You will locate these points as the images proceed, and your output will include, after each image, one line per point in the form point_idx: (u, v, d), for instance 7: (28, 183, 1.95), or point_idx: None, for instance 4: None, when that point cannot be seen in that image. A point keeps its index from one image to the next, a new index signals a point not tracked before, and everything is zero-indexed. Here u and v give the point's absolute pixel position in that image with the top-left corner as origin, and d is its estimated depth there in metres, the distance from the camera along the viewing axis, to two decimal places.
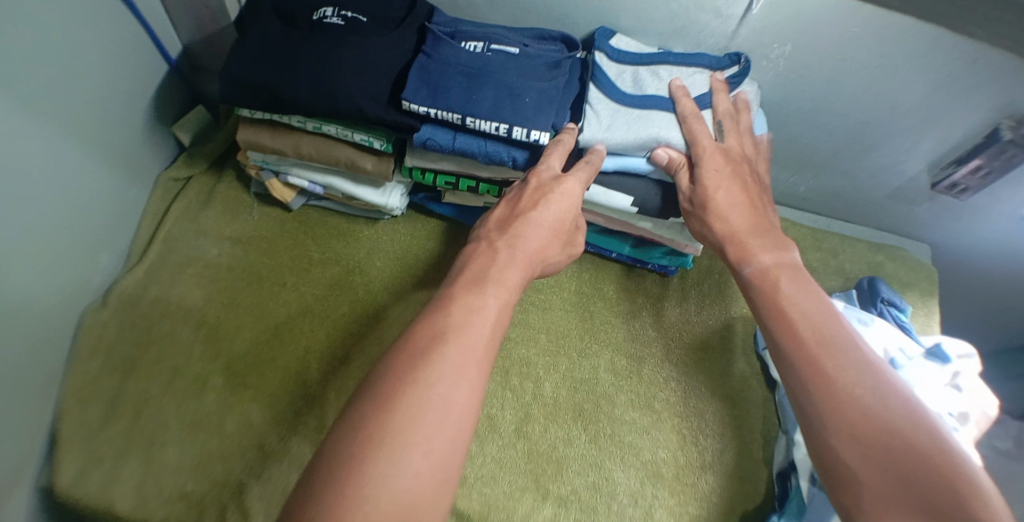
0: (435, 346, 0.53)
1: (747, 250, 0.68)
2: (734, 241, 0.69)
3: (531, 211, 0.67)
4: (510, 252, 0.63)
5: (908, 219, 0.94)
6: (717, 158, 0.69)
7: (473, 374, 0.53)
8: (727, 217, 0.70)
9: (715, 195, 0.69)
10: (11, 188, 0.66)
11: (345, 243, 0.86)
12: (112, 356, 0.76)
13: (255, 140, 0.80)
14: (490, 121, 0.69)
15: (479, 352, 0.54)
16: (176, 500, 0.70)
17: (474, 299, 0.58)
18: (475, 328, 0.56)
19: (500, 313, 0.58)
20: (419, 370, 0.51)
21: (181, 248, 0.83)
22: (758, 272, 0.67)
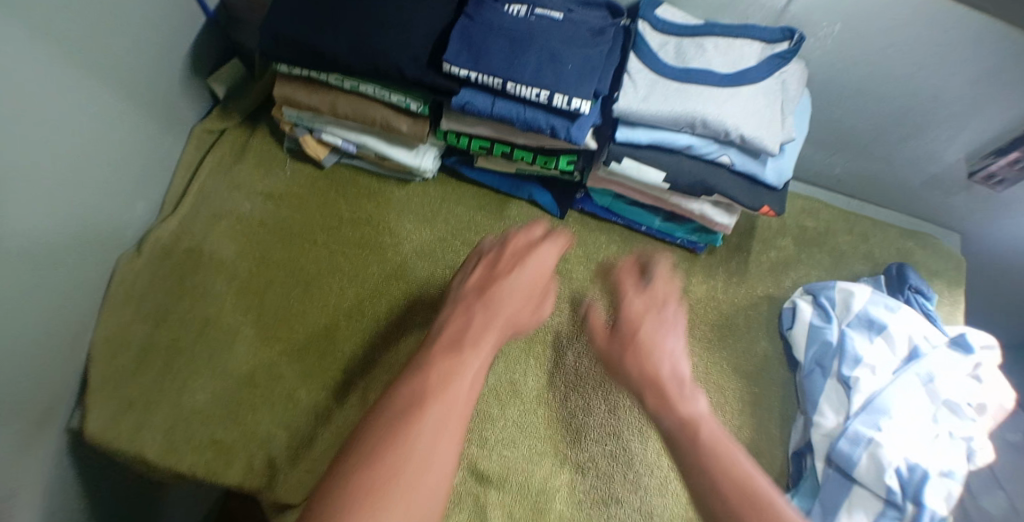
0: (414, 406, 0.50)
1: (669, 396, 0.57)
2: (657, 386, 0.58)
3: (511, 273, 0.65)
4: (489, 313, 0.61)
5: (942, 207, 0.93)
6: (637, 308, 0.64)
7: (453, 434, 0.49)
8: (645, 361, 0.60)
9: (632, 339, 0.62)
10: (55, 136, 0.67)
11: (376, 204, 0.87)
12: (145, 304, 0.78)
13: (292, 96, 0.80)
14: (530, 87, 0.69)
15: (457, 414, 0.51)
16: (205, 447, 0.71)
17: (452, 358, 0.55)
18: (455, 388, 0.52)
19: (478, 376, 0.55)
20: (398, 426, 0.48)
21: (215, 200, 0.84)
22: (681, 422, 0.55)
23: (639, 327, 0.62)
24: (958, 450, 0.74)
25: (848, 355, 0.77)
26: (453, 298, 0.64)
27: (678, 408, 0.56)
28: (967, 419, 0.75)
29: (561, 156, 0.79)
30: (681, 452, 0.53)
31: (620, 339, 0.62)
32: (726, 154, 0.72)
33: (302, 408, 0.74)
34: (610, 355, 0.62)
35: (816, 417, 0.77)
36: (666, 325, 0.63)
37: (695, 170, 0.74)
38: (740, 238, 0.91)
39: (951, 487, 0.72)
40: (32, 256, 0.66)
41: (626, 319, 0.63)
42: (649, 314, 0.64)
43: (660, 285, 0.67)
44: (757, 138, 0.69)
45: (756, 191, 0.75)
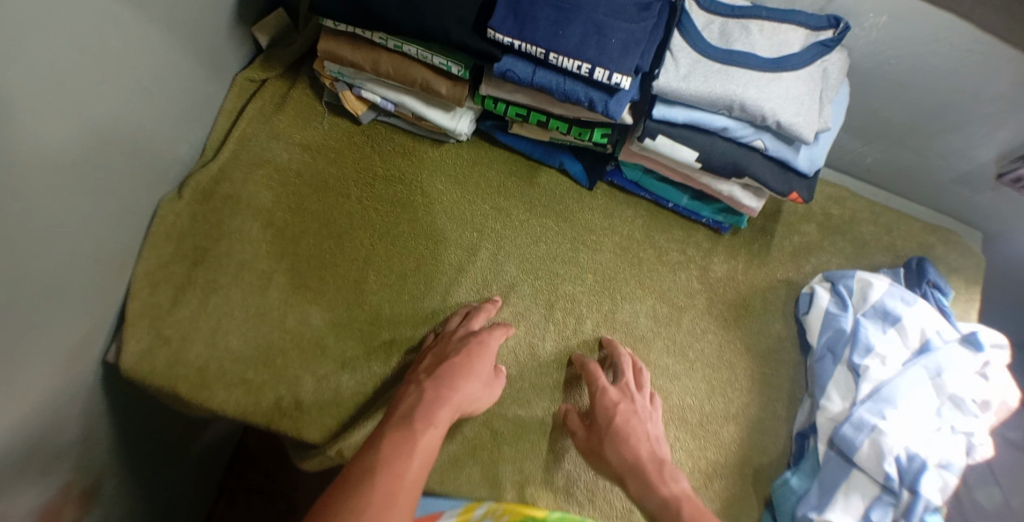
0: (366, 480, 0.59)
1: (649, 478, 0.68)
2: (638, 473, 0.69)
3: (455, 353, 0.74)
4: (439, 389, 0.70)
5: (970, 205, 0.93)
6: (611, 399, 0.75)
7: (402, 502, 0.58)
8: (624, 449, 0.71)
9: (609, 428, 0.73)
10: (110, 79, 0.68)
11: (410, 162, 0.88)
12: (184, 245, 0.80)
13: (334, 50, 0.81)
14: (573, 59, 0.70)
15: (407, 483, 0.60)
16: (237, 385, 0.75)
17: (402, 434, 0.64)
18: (404, 460, 0.62)
19: (429, 448, 0.65)
20: (353, 500, 0.57)
21: (254, 148, 0.86)
22: (661, 503, 0.65)
23: (614, 416, 0.73)
24: (959, 444, 0.76)
25: (859, 344, 0.79)
26: (409, 379, 0.73)
27: (659, 491, 0.66)
28: (972, 415, 0.77)
29: (595, 128, 0.80)
30: None
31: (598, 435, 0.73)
32: (760, 138, 0.73)
33: (330, 355, 0.77)
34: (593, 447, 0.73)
35: (823, 400, 0.80)
36: (640, 410, 0.75)
37: (727, 153, 0.75)
38: (764, 220, 0.92)
39: (947, 478, 0.75)
40: (81, 196, 0.68)
41: (601, 411, 0.75)
42: (624, 402, 0.75)
43: (629, 377, 0.78)
44: (793, 125, 0.70)
45: (786, 176, 0.75)
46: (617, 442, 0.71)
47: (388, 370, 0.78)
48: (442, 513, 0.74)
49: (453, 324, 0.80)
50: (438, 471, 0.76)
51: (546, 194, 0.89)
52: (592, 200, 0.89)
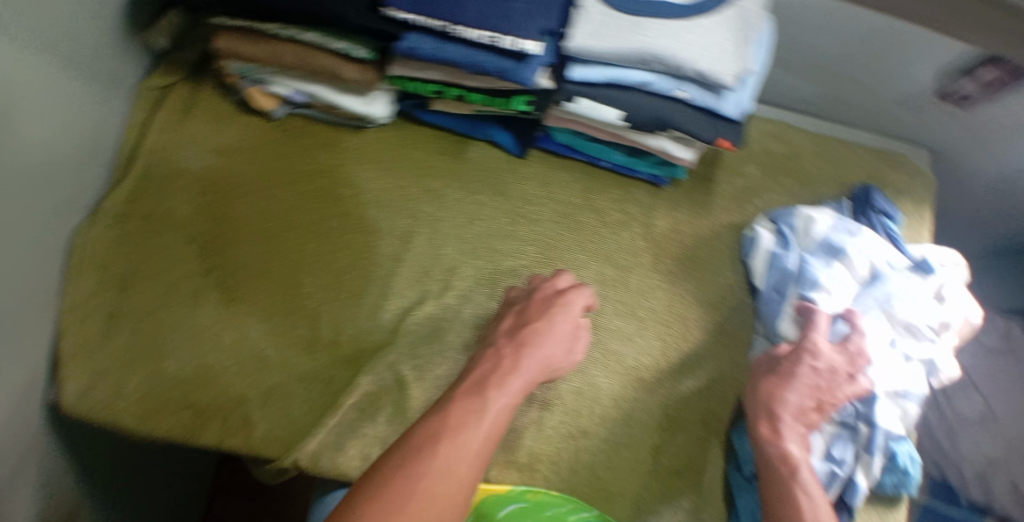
0: (434, 440, 0.59)
1: (776, 432, 0.72)
2: (773, 419, 0.72)
3: (539, 321, 0.75)
4: (526, 356, 0.71)
5: (914, 125, 0.90)
6: (812, 346, 0.74)
7: (468, 467, 0.59)
8: (782, 387, 0.73)
9: (782, 367, 0.75)
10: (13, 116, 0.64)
11: (331, 153, 0.84)
12: (107, 271, 0.78)
13: (230, 49, 0.75)
14: (477, 29, 0.67)
15: (476, 448, 0.61)
16: (182, 409, 0.74)
17: (474, 401, 0.64)
18: (479, 423, 0.62)
19: (501, 413, 0.65)
20: (421, 456, 0.57)
21: (165, 160, 0.82)
22: (779, 453, 0.71)
23: (798, 360, 0.74)
24: (915, 372, 0.76)
25: (806, 282, 0.77)
26: (487, 342, 0.74)
27: (783, 444, 0.71)
28: (926, 342, 0.77)
29: (516, 97, 0.76)
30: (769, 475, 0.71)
31: (771, 366, 0.76)
32: (683, 89, 0.70)
33: (271, 367, 0.76)
34: (760, 373, 0.77)
35: (783, 329, 0.79)
36: (828, 370, 0.73)
37: (653, 108, 0.71)
38: (703, 167, 0.88)
39: (905, 406, 0.76)
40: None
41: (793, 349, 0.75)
42: (818, 357, 0.73)
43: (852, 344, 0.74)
44: (713, 72, 0.66)
45: (714, 124, 0.72)
46: (784, 391, 0.73)
47: (335, 371, 0.77)
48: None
49: (540, 283, 0.79)
50: None
51: (477, 169, 0.86)
52: (525, 168, 0.86)
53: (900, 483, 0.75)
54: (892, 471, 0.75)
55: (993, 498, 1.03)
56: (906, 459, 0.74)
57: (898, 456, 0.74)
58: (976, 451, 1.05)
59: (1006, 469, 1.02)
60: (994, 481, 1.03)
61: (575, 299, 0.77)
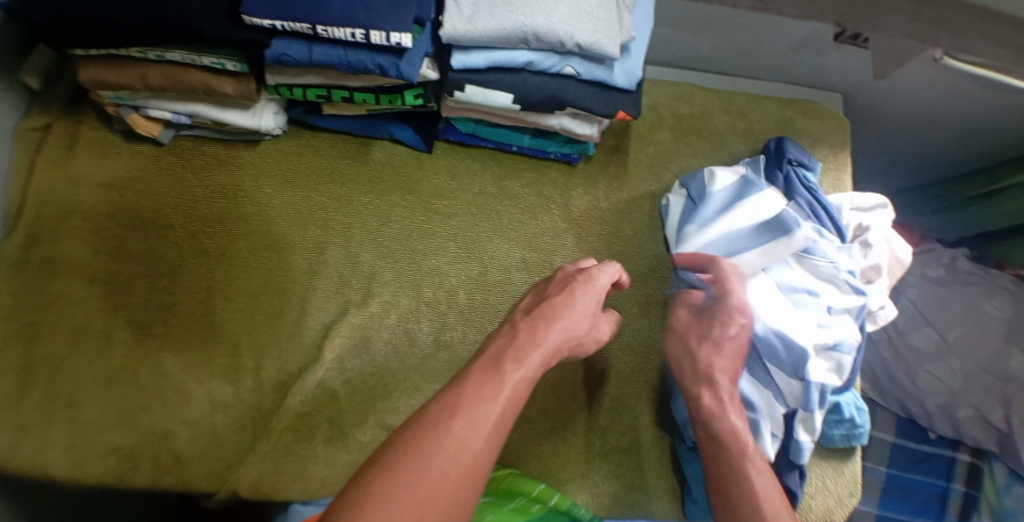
0: (444, 415, 0.51)
1: (719, 405, 0.70)
2: (710, 387, 0.71)
3: (558, 296, 0.68)
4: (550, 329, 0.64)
5: (820, 70, 0.89)
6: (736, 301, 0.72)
7: (482, 445, 0.50)
8: (714, 353, 0.72)
9: (709, 329, 0.74)
10: None
11: (228, 172, 0.81)
12: (10, 325, 0.74)
13: (98, 79, 0.72)
14: (343, 27, 0.63)
15: (491, 427, 0.52)
16: (109, 456, 0.72)
17: (491, 376, 0.56)
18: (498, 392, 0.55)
19: (520, 389, 0.57)
20: (428, 434, 0.49)
21: (56, 201, 0.79)
22: (721, 422, 0.70)
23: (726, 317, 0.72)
24: (841, 322, 0.75)
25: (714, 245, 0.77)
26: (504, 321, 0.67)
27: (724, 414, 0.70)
28: (847, 289, 0.76)
29: (405, 91, 0.73)
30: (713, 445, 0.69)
31: (699, 327, 0.75)
32: (569, 64, 0.67)
33: (197, 399, 0.74)
34: (689, 336, 0.76)
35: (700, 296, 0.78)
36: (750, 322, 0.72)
37: (542, 87, 0.69)
38: (616, 139, 0.87)
39: (838, 358, 0.74)
40: None
41: (716, 306, 0.73)
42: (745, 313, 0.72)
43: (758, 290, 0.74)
44: (593, 44, 0.64)
45: (608, 95, 0.70)
46: (716, 355, 0.72)
47: (262, 397, 0.75)
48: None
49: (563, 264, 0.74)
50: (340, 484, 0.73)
51: (384, 169, 0.83)
52: (434, 163, 0.84)
53: (850, 433, 0.80)
54: (839, 423, 0.80)
55: (962, 431, 1.05)
56: (852, 408, 0.80)
57: (842, 406, 0.79)
58: (937, 386, 1.05)
59: (968, 399, 1.03)
60: (959, 414, 1.04)
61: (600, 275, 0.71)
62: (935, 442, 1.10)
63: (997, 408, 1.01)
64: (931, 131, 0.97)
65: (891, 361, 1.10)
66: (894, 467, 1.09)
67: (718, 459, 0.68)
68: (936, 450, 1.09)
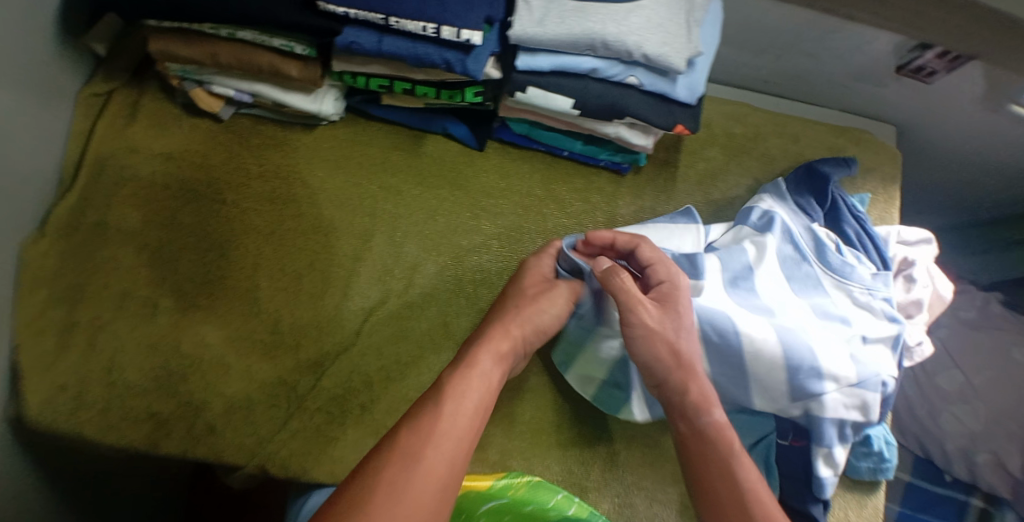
0: (391, 436, 0.57)
1: (705, 396, 0.64)
2: (695, 375, 0.65)
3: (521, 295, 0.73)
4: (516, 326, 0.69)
5: (875, 101, 0.89)
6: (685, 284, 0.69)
7: (442, 450, 0.56)
8: (690, 340, 0.66)
9: (679, 314, 0.67)
10: None
11: (283, 153, 0.82)
12: (58, 285, 0.76)
13: (168, 51, 0.73)
14: (415, 21, 0.64)
15: (445, 431, 0.57)
16: (144, 421, 0.73)
17: (442, 388, 0.61)
18: (461, 400, 0.60)
19: (479, 394, 0.62)
20: (381, 453, 0.55)
21: (113, 167, 0.80)
22: (714, 416, 0.63)
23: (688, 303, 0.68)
24: (874, 353, 0.73)
25: (748, 254, 0.75)
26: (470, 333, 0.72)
27: (715, 405, 0.64)
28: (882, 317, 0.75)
29: (465, 88, 0.74)
30: (711, 442, 0.62)
31: (671, 317, 0.66)
32: (633, 74, 0.68)
33: (234, 373, 0.75)
34: (665, 328, 0.66)
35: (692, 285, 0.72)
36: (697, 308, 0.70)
37: (604, 95, 0.69)
38: (666, 153, 0.87)
39: (865, 394, 0.70)
40: None
41: (672, 290, 0.68)
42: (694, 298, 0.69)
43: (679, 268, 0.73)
44: (661, 56, 0.64)
45: (668, 109, 0.70)
46: (691, 340, 0.66)
47: (299, 376, 0.75)
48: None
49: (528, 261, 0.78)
50: None
51: (434, 163, 0.84)
52: (485, 161, 0.85)
53: (877, 468, 0.79)
54: (866, 456, 0.79)
55: (977, 475, 1.01)
56: (881, 441, 0.79)
57: (873, 440, 0.78)
58: (958, 428, 1.04)
59: (988, 444, 1.01)
60: (977, 457, 1.01)
61: (603, 261, 0.70)
62: (950, 485, 1.05)
63: (1016, 456, 0.98)
64: (980, 172, 0.97)
65: (912, 395, 1.11)
66: (907, 507, 1.05)
67: (723, 451, 0.62)
68: (949, 493, 1.05)
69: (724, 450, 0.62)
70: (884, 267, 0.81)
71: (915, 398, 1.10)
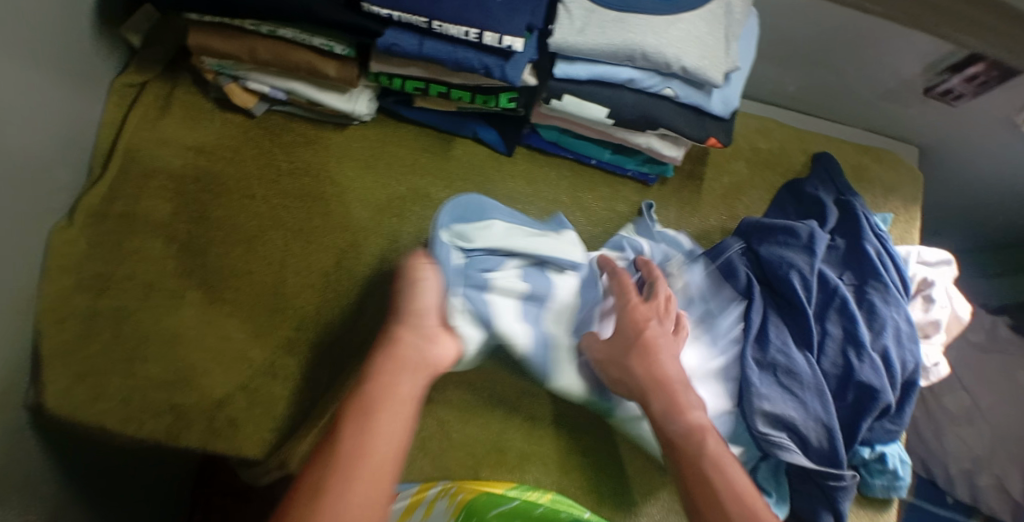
0: (301, 479, 0.48)
1: (673, 406, 0.64)
2: (663, 390, 0.64)
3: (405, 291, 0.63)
4: (400, 330, 0.60)
5: (899, 120, 0.91)
6: (643, 314, 0.70)
7: (361, 488, 0.47)
8: (651, 361, 0.66)
9: (636, 339, 0.68)
10: None
11: (315, 152, 0.83)
12: (83, 274, 0.75)
13: (206, 46, 0.74)
14: (458, 25, 0.65)
15: (364, 463, 0.49)
16: (165, 413, 0.72)
17: (356, 411, 0.52)
18: (380, 422, 0.52)
19: (396, 413, 0.53)
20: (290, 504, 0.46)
21: (144, 158, 0.80)
22: (688, 428, 0.62)
23: (644, 329, 0.68)
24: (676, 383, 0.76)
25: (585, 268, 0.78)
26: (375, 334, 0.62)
27: (688, 416, 0.63)
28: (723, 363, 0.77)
29: (500, 93, 0.75)
30: (687, 456, 0.61)
31: (622, 342, 0.68)
32: (669, 86, 0.69)
33: (258, 367, 0.75)
34: (619, 355, 0.68)
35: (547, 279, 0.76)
36: (666, 329, 0.70)
37: (639, 105, 0.70)
38: (692, 165, 0.88)
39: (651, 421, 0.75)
40: None
41: (627, 320, 0.69)
42: (655, 320, 0.69)
43: (663, 297, 0.72)
44: (699, 69, 0.65)
45: (702, 122, 0.71)
46: (651, 356, 0.66)
47: (321, 373, 0.75)
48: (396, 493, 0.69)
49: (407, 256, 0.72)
50: None
51: (463, 167, 0.84)
52: (513, 166, 0.85)
53: (890, 485, 0.77)
54: (880, 473, 0.77)
55: (978, 498, 1.03)
56: (897, 459, 0.77)
57: (888, 457, 0.77)
58: (961, 450, 1.05)
59: (991, 467, 1.01)
60: (979, 480, 1.02)
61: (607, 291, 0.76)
62: (951, 506, 1.08)
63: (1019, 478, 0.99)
64: (996, 195, 0.99)
65: (919, 418, 1.10)
66: None
67: (696, 462, 0.60)
68: (951, 514, 1.07)
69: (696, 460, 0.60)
70: (903, 286, 0.81)
71: (922, 422, 1.10)
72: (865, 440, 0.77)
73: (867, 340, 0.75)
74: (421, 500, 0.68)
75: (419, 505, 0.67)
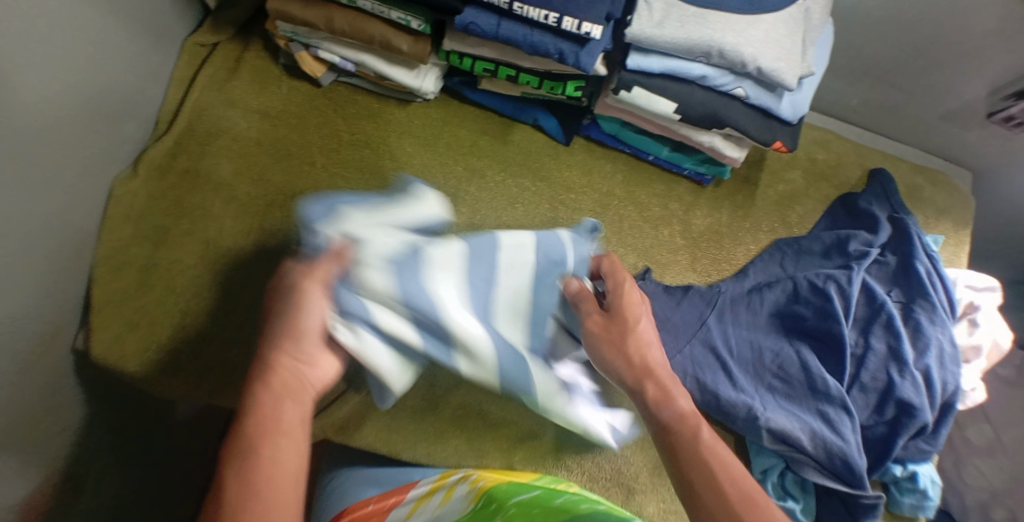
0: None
1: (662, 390, 0.58)
2: (653, 376, 0.58)
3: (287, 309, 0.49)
4: (277, 352, 0.48)
5: (958, 144, 0.91)
6: (637, 295, 0.62)
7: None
8: (641, 344, 0.60)
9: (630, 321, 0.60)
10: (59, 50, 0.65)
11: (376, 125, 0.84)
12: (142, 224, 0.76)
13: (284, 11, 0.75)
14: (539, 9, 0.66)
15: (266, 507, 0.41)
16: (211, 367, 0.72)
17: (248, 455, 0.43)
18: (275, 463, 0.43)
19: (291, 450, 0.45)
20: None
21: (211, 117, 0.82)
22: (678, 414, 0.56)
23: (638, 311, 0.61)
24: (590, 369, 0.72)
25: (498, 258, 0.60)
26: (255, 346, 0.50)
27: (677, 400, 0.57)
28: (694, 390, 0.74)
29: (568, 81, 0.76)
30: (680, 445, 0.54)
31: (620, 325, 0.60)
32: (741, 86, 0.69)
33: None
34: (616, 338, 0.60)
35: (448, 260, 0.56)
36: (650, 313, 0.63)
37: (707, 102, 0.70)
38: (747, 169, 0.89)
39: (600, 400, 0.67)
40: (45, 181, 0.66)
41: (624, 302, 0.61)
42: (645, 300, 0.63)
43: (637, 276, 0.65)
44: (774, 70, 0.66)
45: (769, 124, 0.72)
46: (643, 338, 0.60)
47: None
48: (417, 481, 0.67)
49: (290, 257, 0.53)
50: (423, 443, 0.72)
51: (520, 152, 0.85)
52: (570, 156, 0.86)
53: (918, 505, 0.75)
54: (910, 491, 0.75)
55: None
56: (928, 480, 0.75)
57: (919, 476, 0.74)
58: (981, 482, 1.03)
59: (1009, 501, 1.00)
60: (994, 514, 1.01)
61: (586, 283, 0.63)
62: None
63: None
64: None
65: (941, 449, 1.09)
66: None
67: (691, 454, 0.53)
68: None
69: (692, 451, 0.53)
70: (950, 307, 0.80)
71: (944, 452, 1.09)
72: (897, 457, 0.75)
73: (911, 357, 0.75)
74: (443, 485, 0.65)
75: (439, 490, 0.64)
